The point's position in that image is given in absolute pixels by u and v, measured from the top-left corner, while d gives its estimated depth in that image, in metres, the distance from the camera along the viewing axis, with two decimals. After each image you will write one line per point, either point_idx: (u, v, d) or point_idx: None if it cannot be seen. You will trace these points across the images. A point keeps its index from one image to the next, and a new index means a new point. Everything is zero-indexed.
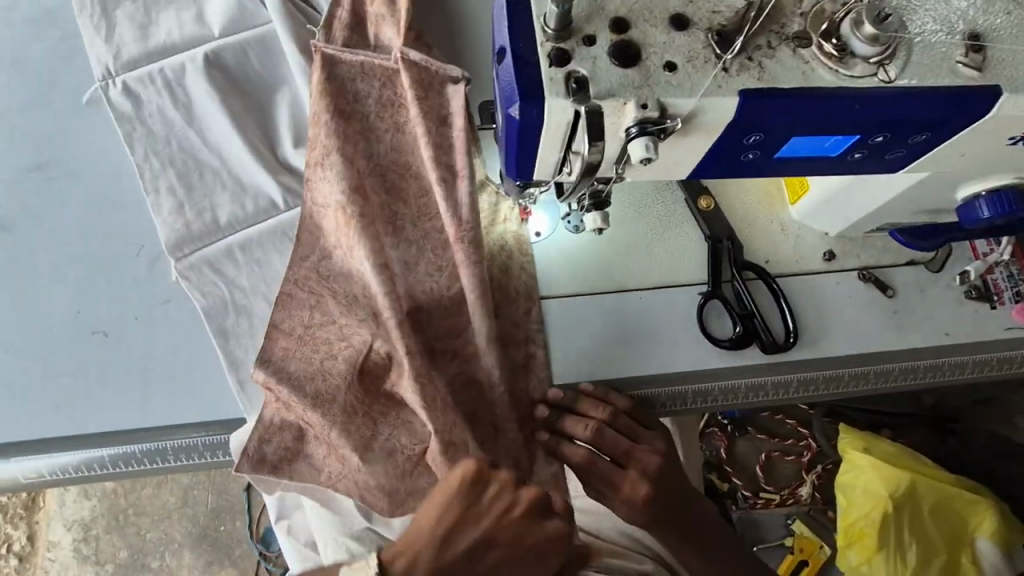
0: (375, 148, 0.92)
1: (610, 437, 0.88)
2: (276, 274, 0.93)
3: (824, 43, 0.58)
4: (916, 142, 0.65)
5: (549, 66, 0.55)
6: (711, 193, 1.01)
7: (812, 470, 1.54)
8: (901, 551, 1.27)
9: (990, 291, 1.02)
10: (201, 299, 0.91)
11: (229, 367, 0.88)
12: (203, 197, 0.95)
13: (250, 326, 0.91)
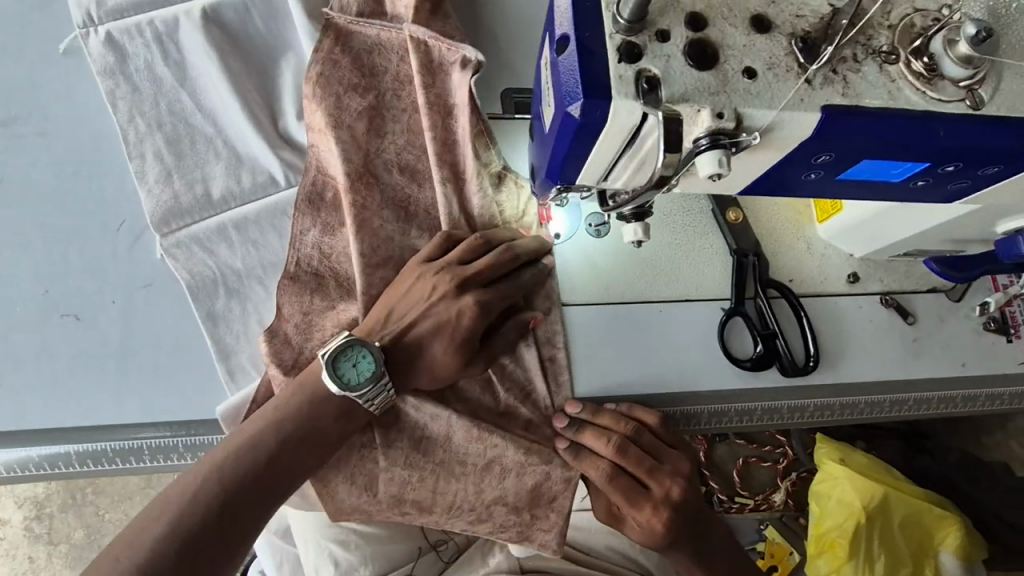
0: (388, 132, 0.84)
1: (633, 454, 0.83)
2: (275, 256, 0.86)
3: (913, 60, 0.53)
4: (985, 174, 0.61)
5: (618, 62, 0.49)
6: (740, 205, 0.97)
7: (787, 477, 1.53)
8: (870, 562, 1.26)
9: (1008, 324, 1.00)
10: (189, 279, 0.83)
11: (217, 354, 0.81)
12: (195, 167, 0.87)
13: (242, 312, 0.83)
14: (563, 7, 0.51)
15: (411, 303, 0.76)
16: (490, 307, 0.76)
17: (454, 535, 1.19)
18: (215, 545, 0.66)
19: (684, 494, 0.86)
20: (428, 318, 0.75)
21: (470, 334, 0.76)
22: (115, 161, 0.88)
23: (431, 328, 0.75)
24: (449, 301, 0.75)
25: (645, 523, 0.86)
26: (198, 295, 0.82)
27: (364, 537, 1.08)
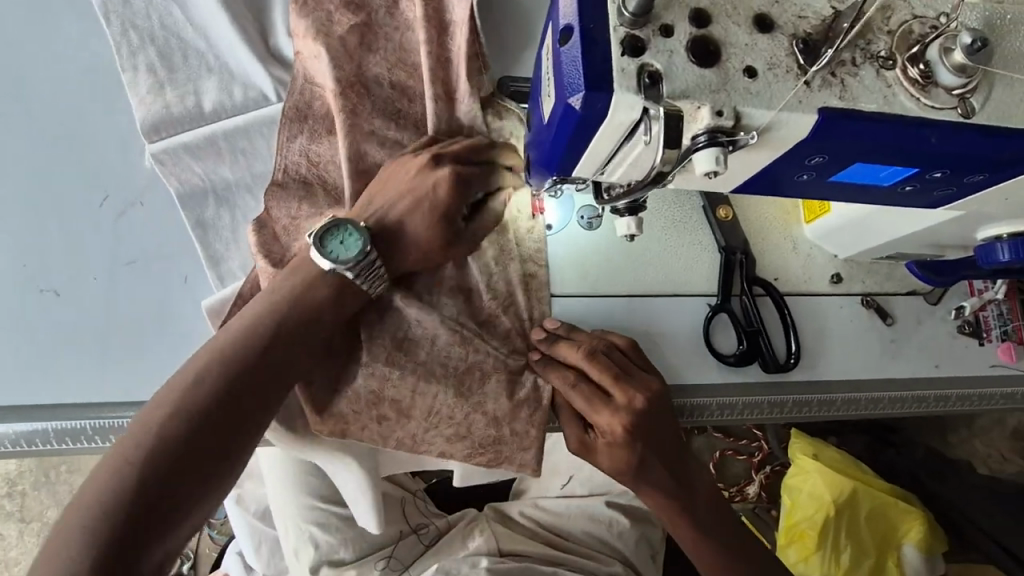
0: (381, 93, 0.82)
1: (602, 362, 0.78)
2: (265, 167, 0.87)
3: (909, 67, 0.54)
4: (971, 181, 0.62)
5: (622, 55, 0.49)
6: (730, 203, 0.98)
7: (761, 470, 1.61)
8: (837, 553, 1.30)
9: (979, 327, 1.04)
10: (178, 186, 0.83)
11: (207, 261, 0.82)
12: (186, 81, 0.86)
13: (232, 220, 0.85)
14: None
15: (396, 180, 0.76)
16: (467, 184, 0.77)
17: (434, 520, 1.20)
18: (212, 444, 0.65)
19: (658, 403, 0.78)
20: (408, 190, 0.75)
21: (449, 208, 0.76)
22: (98, 133, 0.85)
23: (410, 197, 0.75)
24: (432, 171, 0.75)
25: (612, 442, 0.78)
26: (188, 205, 0.83)
27: (345, 520, 1.08)
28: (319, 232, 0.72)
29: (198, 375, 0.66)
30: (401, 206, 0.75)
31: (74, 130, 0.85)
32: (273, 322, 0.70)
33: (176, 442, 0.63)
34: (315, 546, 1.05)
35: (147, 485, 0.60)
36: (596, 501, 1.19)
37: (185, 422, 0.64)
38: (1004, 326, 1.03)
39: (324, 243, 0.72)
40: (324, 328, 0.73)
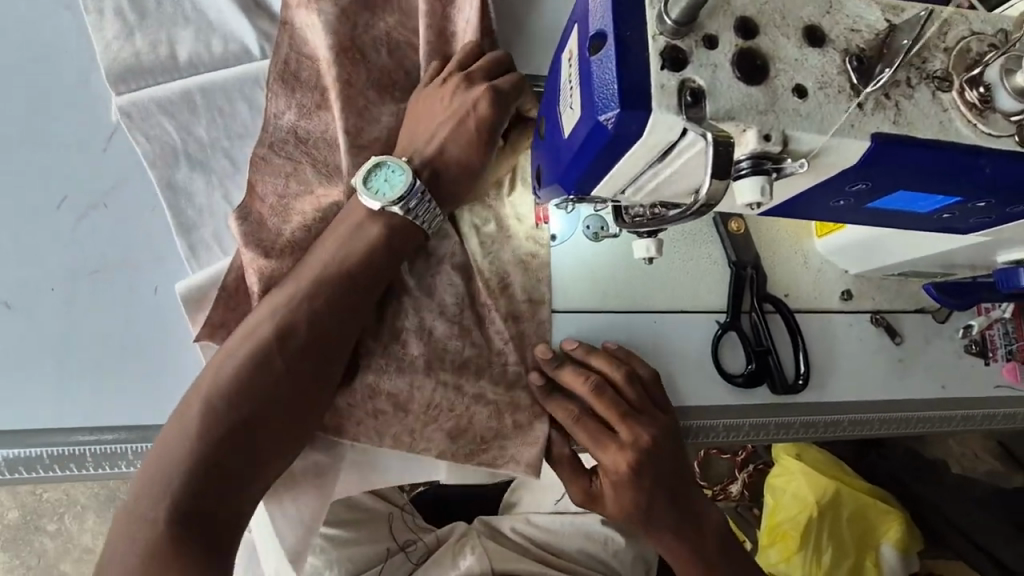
0: (377, 93, 0.75)
1: (608, 398, 0.73)
2: (245, 129, 0.78)
3: (968, 90, 0.49)
4: (1013, 211, 0.58)
5: (661, 68, 0.43)
6: (741, 215, 0.94)
7: (744, 469, 1.60)
8: (817, 554, 1.28)
9: (986, 347, 1.02)
10: (146, 145, 0.75)
11: (178, 229, 0.74)
12: (160, 30, 0.77)
13: (206, 185, 0.76)
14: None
15: (432, 111, 0.70)
16: (508, 95, 0.69)
17: (422, 537, 1.16)
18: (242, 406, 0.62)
19: (656, 444, 0.73)
20: (443, 122, 0.69)
21: (491, 123, 0.69)
22: (56, 124, 0.76)
23: (448, 124, 0.69)
24: (463, 95, 0.69)
25: (620, 490, 0.73)
26: (157, 164, 0.75)
27: (329, 539, 1.05)
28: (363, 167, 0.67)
29: (253, 351, 0.63)
30: (438, 140, 0.69)
31: (27, 120, 0.75)
32: (311, 303, 0.65)
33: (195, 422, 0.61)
34: None
35: (231, 466, 0.61)
36: (591, 518, 1.15)
37: (271, 404, 0.63)
38: (1010, 346, 1.01)
39: (368, 182, 0.67)
40: (356, 305, 0.67)
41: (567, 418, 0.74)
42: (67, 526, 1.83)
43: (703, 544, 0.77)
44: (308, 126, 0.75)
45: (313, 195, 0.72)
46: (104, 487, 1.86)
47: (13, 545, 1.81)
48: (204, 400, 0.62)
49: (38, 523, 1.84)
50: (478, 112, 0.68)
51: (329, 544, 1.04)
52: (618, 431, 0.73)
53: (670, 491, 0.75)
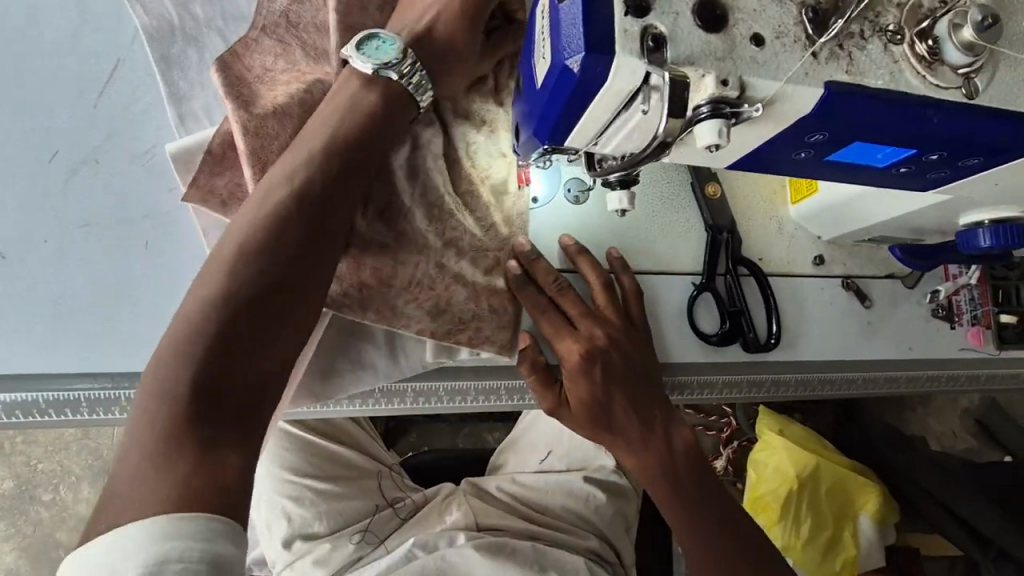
0: None
1: (568, 296, 0.80)
2: (240, 13, 0.82)
3: (917, 43, 0.52)
4: (966, 165, 0.61)
5: (625, 15, 0.46)
6: (719, 180, 0.96)
7: (729, 444, 1.65)
8: (796, 525, 1.33)
9: (952, 312, 1.05)
10: (144, 16, 0.78)
11: (169, 97, 0.78)
12: None
13: (200, 60, 0.80)
14: None
15: (414, 14, 0.70)
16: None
17: (411, 495, 1.19)
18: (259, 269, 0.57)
19: (615, 339, 0.80)
20: (428, 17, 0.69)
21: (475, 13, 0.69)
22: (47, 81, 0.77)
23: (434, 19, 0.69)
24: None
25: (578, 378, 0.78)
26: (153, 37, 0.78)
27: (318, 493, 1.09)
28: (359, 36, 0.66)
29: (273, 210, 0.59)
30: (422, 34, 0.68)
31: (19, 76, 0.77)
32: (325, 165, 0.62)
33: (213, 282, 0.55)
34: (286, 518, 1.05)
35: (247, 328, 0.55)
36: (573, 477, 1.20)
37: (285, 274, 0.58)
38: (974, 311, 1.05)
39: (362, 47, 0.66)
40: (361, 170, 0.64)
41: (535, 311, 0.79)
42: (62, 495, 1.86)
43: (668, 458, 0.82)
44: (298, 9, 0.80)
45: (298, 76, 0.76)
46: (98, 458, 1.89)
47: (7, 515, 1.84)
48: (225, 258, 0.57)
49: (32, 493, 1.86)
50: (461, 2, 0.69)
51: (319, 497, 1.08)
52: (585, 324, 0.79)
53: (634, 395, 0.81)
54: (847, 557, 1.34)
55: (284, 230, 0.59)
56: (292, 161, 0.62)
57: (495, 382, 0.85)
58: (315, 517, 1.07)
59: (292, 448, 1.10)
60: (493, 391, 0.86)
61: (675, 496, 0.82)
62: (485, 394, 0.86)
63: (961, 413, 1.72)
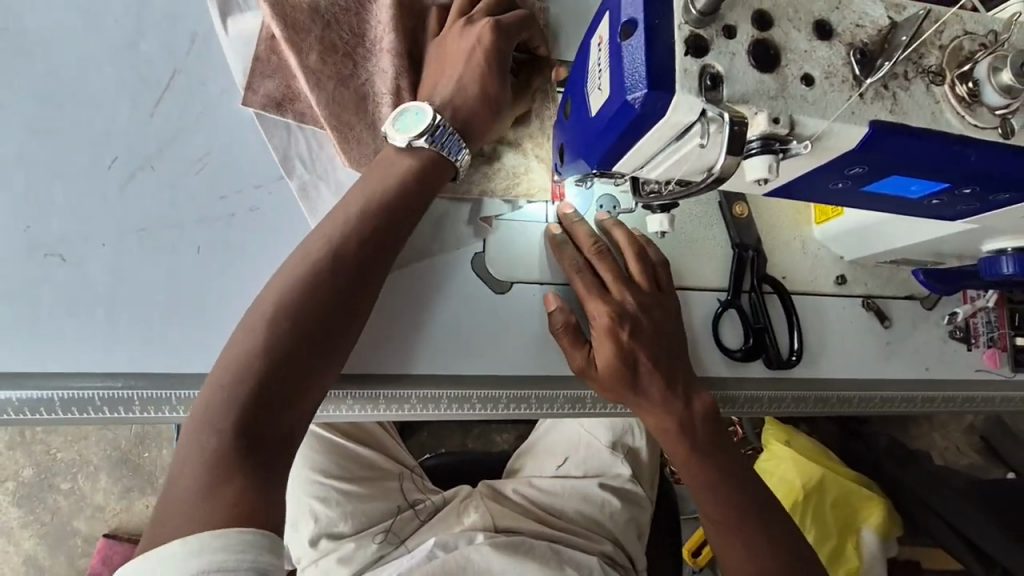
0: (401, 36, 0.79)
1: (609, 260, 0.80)
2: None
3: (958, 84, 0.54)
4: (996, 199, 0.63)
5: (684, 54, 0.48)
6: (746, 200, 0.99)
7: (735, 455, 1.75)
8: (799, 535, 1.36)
9: (969, 333, 1.08)
10: None
11: None
12: None
13: None
14: None
15: (443, 57, 0.75)
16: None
17: (430, 496, 1.21)
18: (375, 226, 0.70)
19: (645, 308, 0.79)
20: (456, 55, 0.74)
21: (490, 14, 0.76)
22: (105, 89, 0.80)
23: (459, 54, 0.74)
24: (469, 31, 0.75)
25: (604, 343, 0.76)
26: None
27: (345, 494, 1.12)
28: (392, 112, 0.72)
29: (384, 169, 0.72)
30: (456, 83, 0.73)
31: (77, 85, 0.79)
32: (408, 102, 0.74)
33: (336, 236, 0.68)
34: (314, 517, 1.08)
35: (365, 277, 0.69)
36: (590, 482, 1.22)
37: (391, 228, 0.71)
38: (991, 334, 1.07)
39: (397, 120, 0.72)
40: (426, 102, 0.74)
41: (572, 271, 0.81)
42: (80, 484, 1.89)
43: (682, 419, 0.79)
44: None
45: None
46: (115, 448, 1.92)
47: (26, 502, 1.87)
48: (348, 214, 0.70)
49: (47, 483, 1.89)
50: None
51: (345, 498, 1.11)
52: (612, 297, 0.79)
53: (667, 367, 0.78)
54: (848, 569, 1.34)
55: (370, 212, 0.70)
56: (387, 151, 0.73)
57: (524, 391, 0.87)
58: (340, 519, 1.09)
59: (317, 449, 1.15)
60: (524, 399, 0.88)
61: (711, 475, 0.80)
62: (516, 402, 0.88)
63: (966, 429, 1.74)
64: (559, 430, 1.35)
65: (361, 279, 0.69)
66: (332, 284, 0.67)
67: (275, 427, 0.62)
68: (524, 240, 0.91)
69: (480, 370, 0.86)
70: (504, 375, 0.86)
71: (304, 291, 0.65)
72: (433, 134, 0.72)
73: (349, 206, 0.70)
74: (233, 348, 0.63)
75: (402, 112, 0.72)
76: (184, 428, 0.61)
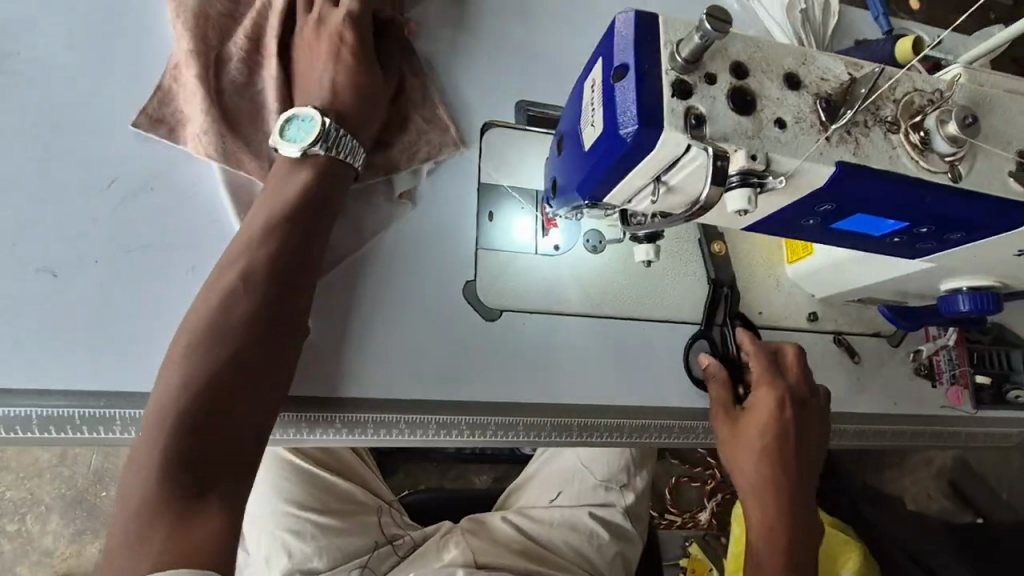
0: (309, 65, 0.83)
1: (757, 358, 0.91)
2: None
3: (911, 133, 0.61)
4: (951, 238, 0.70)
5: (671, 96, 0.54)
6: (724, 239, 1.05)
7: (712, 497, 1.86)
8: None
9: (933, 371, 1.14)
10: None
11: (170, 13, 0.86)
12: None
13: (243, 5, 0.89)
14: (623, 40, 0.56)
15: (311, 64, 0.82)
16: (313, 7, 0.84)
17: (409, 532, 1.18)
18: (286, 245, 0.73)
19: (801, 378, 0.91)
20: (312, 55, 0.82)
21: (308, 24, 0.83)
22: (108, 114, 0.82)
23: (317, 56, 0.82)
24: (324, 34, 0.82)
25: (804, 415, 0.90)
26: None
27: (321, 528, 1.07)
28: (279, 121, 0.77)
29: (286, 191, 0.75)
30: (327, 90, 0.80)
31: (84, 109, 0.81)
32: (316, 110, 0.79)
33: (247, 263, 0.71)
34: (288, 555, 1.03)
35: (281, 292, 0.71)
36: (579, 512, 1.22)
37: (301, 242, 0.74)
38: (953, 371, 1.14)
39: (284, 132, 0.77)
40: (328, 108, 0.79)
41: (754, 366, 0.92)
42: (30, 525, 1.78)
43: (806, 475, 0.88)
44: None
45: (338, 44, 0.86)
46: (72, 487, 1.82)
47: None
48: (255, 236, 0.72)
49: None
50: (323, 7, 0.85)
51: (321, 532, 1.07)
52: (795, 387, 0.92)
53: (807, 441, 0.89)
54: None
55: (279, 232, 0.73)
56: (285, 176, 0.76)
57: (513, 418, 0.87)
58: (316, 558, 1.05)
59: (297, 479, 1.12)
60: (512, 427, 0.88)
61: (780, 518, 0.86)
62: (503, 429, 0.88)
63: (936, 475, 1.79)
64: (555, 462, 1.33)
65: (279, 292, 0.71)
66: (246, 299, 0.69)
67: (217, 448, 0.63)
68: (513, 270, 0.94)
69: (470, 395, 0.86)
70: (495, 401, 0.86)
71: (220, 317, 0.67)
72: (323, 140, 0.77)
73: (256, 223, 0.73)
74: (160, 387, 0.64)
75: (286, 124, 0.77)
76: (127, 467, 0.62)
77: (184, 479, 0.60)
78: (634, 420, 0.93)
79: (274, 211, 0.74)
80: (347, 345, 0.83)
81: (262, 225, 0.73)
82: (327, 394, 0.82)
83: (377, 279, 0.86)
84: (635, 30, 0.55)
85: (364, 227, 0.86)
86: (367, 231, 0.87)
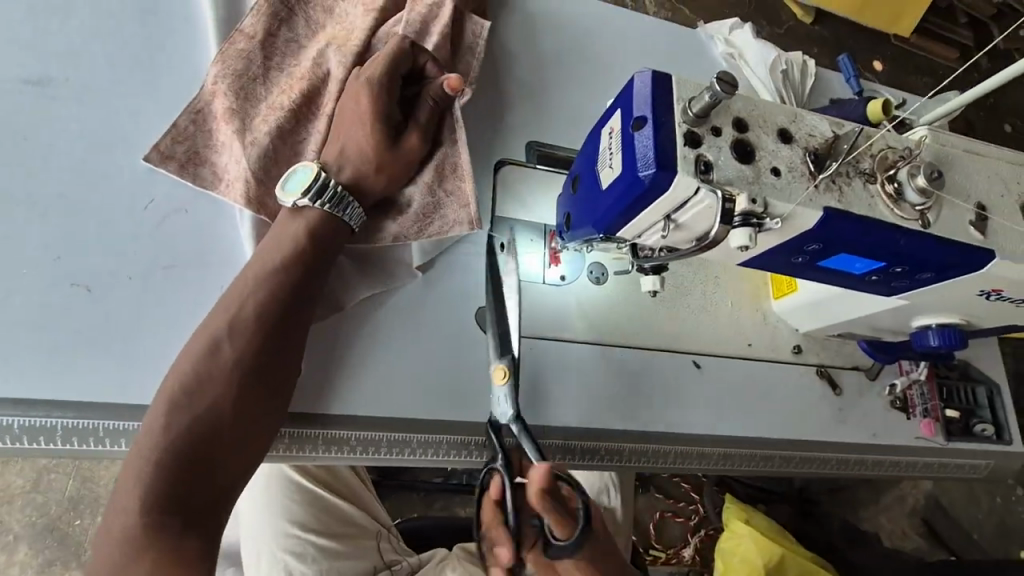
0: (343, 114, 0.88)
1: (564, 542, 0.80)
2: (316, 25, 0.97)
3: (886, 184, 0.70)
4: (921, 277, 0.78)
5: (683, 145, 0.61)
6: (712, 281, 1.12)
7: (696, 533, 1.87)
8: None
9: (906, 404, 1.22)
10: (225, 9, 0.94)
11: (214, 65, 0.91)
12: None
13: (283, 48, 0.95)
14: (641, 94, 0.64)
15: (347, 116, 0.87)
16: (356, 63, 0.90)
17: (406, 558, 1.19)
18: (284, 288, 0.78)
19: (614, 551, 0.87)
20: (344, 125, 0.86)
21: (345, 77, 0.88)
22: (148, 139, 0.86)
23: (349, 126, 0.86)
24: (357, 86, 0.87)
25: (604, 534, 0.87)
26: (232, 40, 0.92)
27: (322, 550, 1.08)
28: (283, 174, 0.83)
29: (290, 232, 0.80)
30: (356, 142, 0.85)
31: (126, 133, 0.86)
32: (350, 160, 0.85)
33: (248, 304, 0.76)
34: None
35: (275, 333, 0.76)
36: None
37: (299, 284, 0.79)
38: (925, 404, 1.21)
39: (285, 182, 0.83)
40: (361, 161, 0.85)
41: None
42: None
43: None
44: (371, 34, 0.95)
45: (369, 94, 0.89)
46: (43, 515, 1.75)
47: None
48: (257, 277, 0.78)
49: None
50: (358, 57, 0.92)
51: (322, 554, 1.07)
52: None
53: None
54: None
55: (280, 274, 0.78)
56: (297, 214, 0.82)
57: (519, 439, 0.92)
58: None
59: (301, 500, 1.13)
60: None
61: None
62: None
63: (909, 513, 1.84)
64: None
65: (277, 342, 0.76)
66: (243, 344, 0.74)
67: (201, 488, 0.69)
68: (522, 299, 1.00)
69: (480, 417, 0.91)
70: None
71: (207, 360, 0.73)
72: (317, 195, 0.82)
73: (269, 258, 0.79)
74: (150, 419, 0.70)
75: (287, 175, 0.83)
76: (119, 478, 0.68)
77: (166, 512, 0.66)
78: (633, 444, 0.99)
79: (278, 253, 0.79)
80: (365, 369, 0.88)
81: (267, 270, 0.78)
82: (348, 411, 0.85)
83: (399, 305, 0.92)
84: (652, 87, 0.63)
85: (386, 254, 0.91)
86: (386, 256, 0.92)
